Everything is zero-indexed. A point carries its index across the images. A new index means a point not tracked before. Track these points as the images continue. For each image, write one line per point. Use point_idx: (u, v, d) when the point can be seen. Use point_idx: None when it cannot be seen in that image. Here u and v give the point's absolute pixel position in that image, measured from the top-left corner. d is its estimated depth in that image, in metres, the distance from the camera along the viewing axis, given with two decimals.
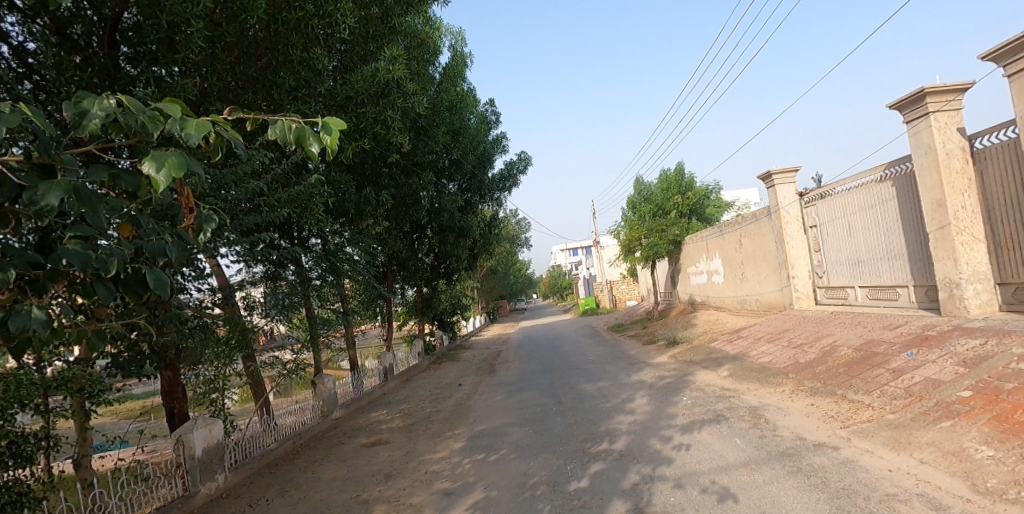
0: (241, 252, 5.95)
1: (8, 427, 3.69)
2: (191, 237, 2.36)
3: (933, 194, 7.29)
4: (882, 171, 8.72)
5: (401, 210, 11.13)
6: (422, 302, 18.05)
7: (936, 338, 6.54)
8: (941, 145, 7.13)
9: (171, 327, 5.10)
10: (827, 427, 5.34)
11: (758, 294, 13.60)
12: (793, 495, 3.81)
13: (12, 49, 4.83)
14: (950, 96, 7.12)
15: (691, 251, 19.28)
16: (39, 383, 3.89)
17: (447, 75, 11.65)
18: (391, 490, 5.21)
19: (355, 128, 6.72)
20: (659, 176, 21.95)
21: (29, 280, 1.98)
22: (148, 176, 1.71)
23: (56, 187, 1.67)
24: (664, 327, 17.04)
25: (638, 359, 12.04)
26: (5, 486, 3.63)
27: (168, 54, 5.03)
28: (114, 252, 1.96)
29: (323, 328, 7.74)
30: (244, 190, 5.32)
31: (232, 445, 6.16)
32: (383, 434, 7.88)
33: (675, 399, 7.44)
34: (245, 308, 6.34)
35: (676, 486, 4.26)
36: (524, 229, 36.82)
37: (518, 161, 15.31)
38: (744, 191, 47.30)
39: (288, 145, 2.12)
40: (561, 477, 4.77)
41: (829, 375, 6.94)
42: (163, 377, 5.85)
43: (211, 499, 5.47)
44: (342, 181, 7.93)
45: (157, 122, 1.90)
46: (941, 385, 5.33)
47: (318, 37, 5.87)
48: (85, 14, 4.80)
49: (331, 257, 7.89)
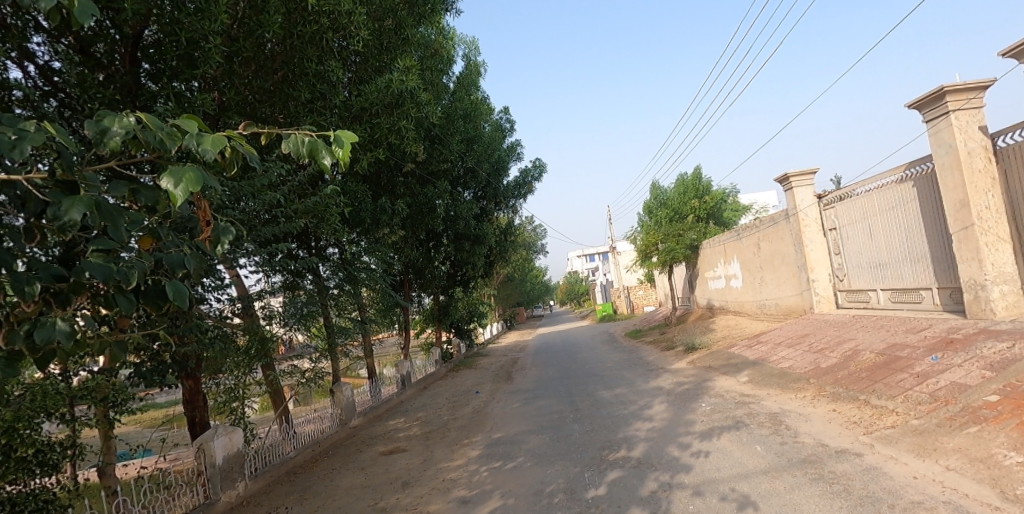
0: (260, 262, 6.04)
1: (36, 435, 3.73)
2: (209, 248, 2.41)
3: (955, 194, 7.15)
4: (901, 171, 8.57)
5: (417, 218, 11.19)
6: (438, 310, 18.13)
7: (961, 342, 6.40)
8: (962, 144, 6.99)
9: (192, 337, 5.20)
10: (849, 433, 5.24)
11: (777, 299, 13.41)
12: (815, 503, 3.75)
13: (39, 68, 4.99)
14: (971, 95, 6.98)
15: (708, 256, 19.09)
16: (65, 393, 4.02)
17: (461, 84, 11.76)
18: (408, 498, 5.23)
19: (370, 139, 6.82)
20: (676, 181, 21.82)
21: (54, 292, 2.03)
22: (166, 191, 1.75)
23: (78, 202, 1.72)
24: (682, 332, 16.87)
25: (656, 365, 11.94)
26: (31, 494, 3.69)
27: (188, 69, 5.14)
28: (134, 264, 2.01)
29: (340, 337, 7.75)
30: (262, 201, 5.45)
31: (252, 453, 6.23)
32: (401, 442, 7.92)
33: (694, 405, 7.36)
34: (264, 317, 6.42)
35: (695, 493, 4.21)
36: (541, 236, 36.80)
37: (532, 168, 15.37)
38: (763, 195, 46.86)
39: (301, 158, 2.15)
40: (578, 485, 4.75)
41: (851, 381, 6.82)
42: (185, 387, 5.99)
43: (232, 506, 5.55)
44: (358, 191, 8.06)
45: (174, 138, 1.95)
46: (967, 389, 5.21)
47: (333, 49, 5.99)
48: (109, 32, 4.95)
49: (348, 266, 7.98)
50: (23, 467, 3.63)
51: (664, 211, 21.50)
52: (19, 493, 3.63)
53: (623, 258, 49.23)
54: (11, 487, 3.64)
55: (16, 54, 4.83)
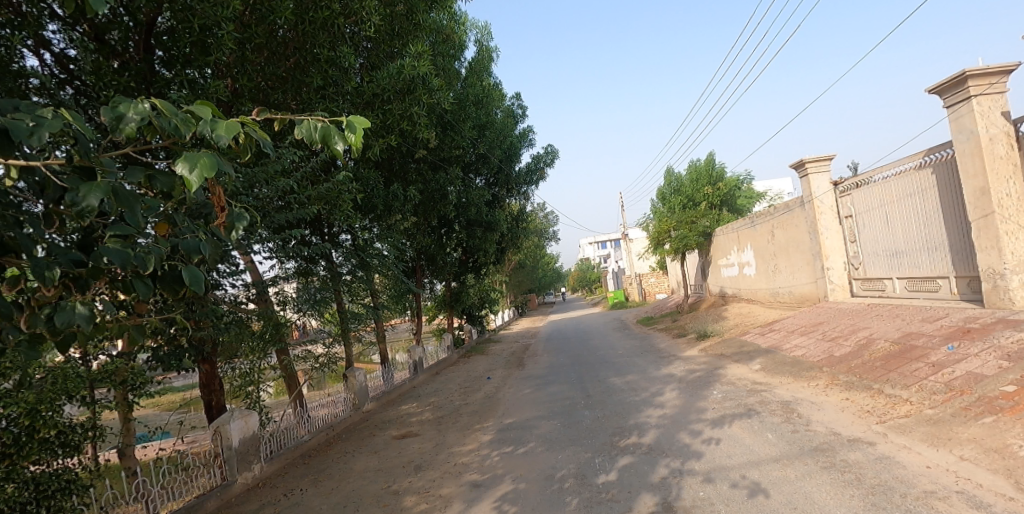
0: (273, 249, 6.12)
1: (58, 416, 3.80)
2: (224, 234, 2.42)
3: (975, 181, 7.01)
4: (921, 157, 8.41)
5: (429, 205, 11.17)
6: (451, 296, 18.20)
7: (978, 331, 6.32)
8: (984, 130, 6.83)
9: (208, 322, 5.24)
10: (862, 422, 5.21)
11: (791, 286, 13.30)
12: (826, 491, 3.74)
13: (55, 56, 5.05)
14: (994, 79, 6.81)
15: (721, 244, 18.93)
16: (85, 376, 4.14)
17: (473, 70, 11.72)
18: (420, 481, 5.30)
19: (382, 125, 6.84)
20: (690, 167, 21.61)
21: (73, 277, 2.07)
22: (181, 176, 1.76)
23: (96, 188, 1.74)
24: (694, 320, 16.78)
25: (668, 352, 11.93)
26: (53, 474, 3.74)
27: (201, 56, 5.16)
28: (151, 249, 2.04)
29: (354, 322, 7.74)
30: (275, 188, 5.49)
31: (267, 436, 6.35)
32: (413, 426, 8.01)
33: (705, 393, 7.35)
34: (278, 303, 6.48)
35: (706, 480, 4.22)
36: (553, 222, 36.62)
37: (545, 154, 15.30)
38: (777, 182, 46.32)
39: (314, 144, 2.14)
40: (589, 470, 4.78)
41: (865, 369, 6.75)
42: (202, 371, 6.15)
43: (247, 488, 5.68)
44: (370, 177, 8.12)
45: (189, 124, 1.95)
46: (984, 379, 5.15)
47: (344, 36, 5.98)
48: (122, 20, 4.98)
49: (360, 253, 8.01)
50: (46, 448, 3.69)
51: (677, 198, 21.38)
52: (43, 473, 3.68)
53: (635, 245, 49.06)
54: (34, 467, 3.69)
55: (32, 42, 4.88)
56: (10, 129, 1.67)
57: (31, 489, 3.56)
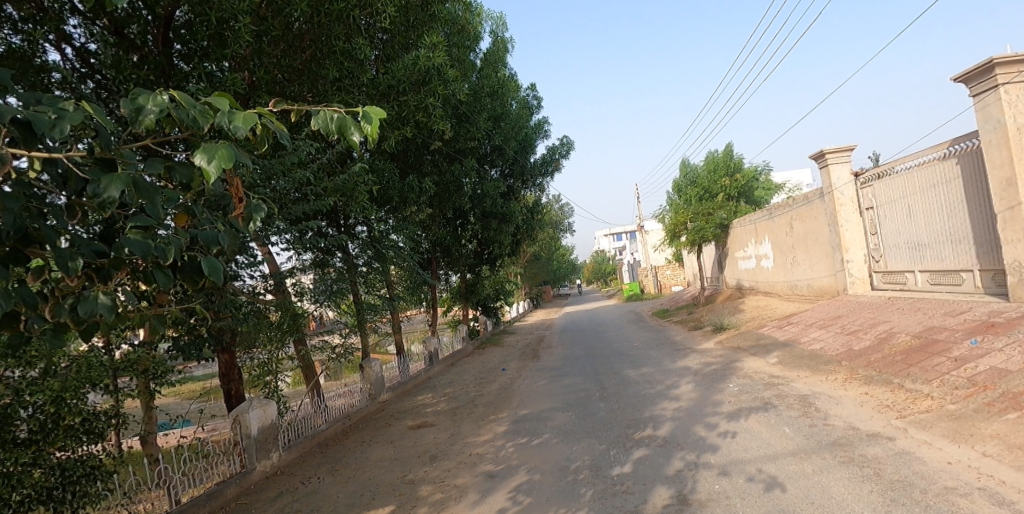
0: (291, 240, 6.20)
1: (82, 404, 3.88)
2: (243, 225, 2.44)
3: (1002, 172, 6.83)
4: (945, 147, 8.22)
5: (444, 197, 11.20)
6: (466, 288, 18.22)
7: (1003, 326, 6.18)
8: (1012, 119, 6.64)
9: (227, 313, 5.41)
10: (882, 417, 5.13)
11: (810, 279, 13.12)
12: (844, 486, 3.70)
13: (76, 50, 5.13)
14: (1023, 67, 6.60)
15: (738, 235, 18.71)
16: (109, 365, 4.23)
17: (487, 61, 11.68)
18: (436, 471, 5.35)
19: (397, 117, 6.85)
20: (707, 158, 21.35)
21: (96, 267, 2.12)
22: (200, 167, 1.78)
23: (116, 180, 1.76)
24: (710, 313, 16.64)
25: (683, 345, 11.86)
26: (78, 460, 3.82)
27: (218, 49, 5.23)
28: (171, 240, 2.06)
29: (369, 314, 7.89)
30: (293, 180, 5.54)
31: (285, 425, 6.45)
32: (428, 416, 8.10)
33: (721, 386, 7.30)
34: (296, 294, 6.48)
35: (721, 473, 4.20)
36: (569, 214, 36.45)
37: (559, 146, 15.23)
38: (795, 173, 45.72)
39: (331, 135, 2.14)
40: (603, 462, 4.79)
41: (885, 364, 6.64)
42: (221, 360, 6.24)
43: (266, 476, 5.78)
44: (386, 169, 8.18)
45: (207, 115, 1.96)
46: (1008, 375, 5.03)
47: (360, 27, 5.97)
48: (141, 14, 5.04)
49: (377, 244, 8.09)
50: (70, 434, 3.78)
51: (693, 189, 21.18)
52: (68, 459, 3.76)
53: (651, 236, 48.71)
54: (61, 454, 3.79)
55: (54, 36, 4.96)
56: (34, 122, 1.70)
57: (57, 475, 3.65)
